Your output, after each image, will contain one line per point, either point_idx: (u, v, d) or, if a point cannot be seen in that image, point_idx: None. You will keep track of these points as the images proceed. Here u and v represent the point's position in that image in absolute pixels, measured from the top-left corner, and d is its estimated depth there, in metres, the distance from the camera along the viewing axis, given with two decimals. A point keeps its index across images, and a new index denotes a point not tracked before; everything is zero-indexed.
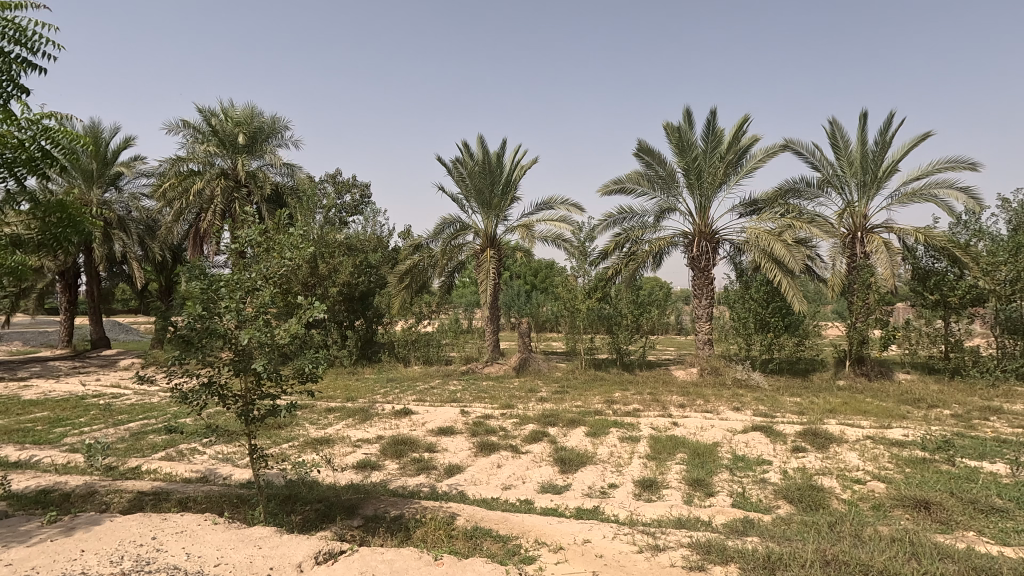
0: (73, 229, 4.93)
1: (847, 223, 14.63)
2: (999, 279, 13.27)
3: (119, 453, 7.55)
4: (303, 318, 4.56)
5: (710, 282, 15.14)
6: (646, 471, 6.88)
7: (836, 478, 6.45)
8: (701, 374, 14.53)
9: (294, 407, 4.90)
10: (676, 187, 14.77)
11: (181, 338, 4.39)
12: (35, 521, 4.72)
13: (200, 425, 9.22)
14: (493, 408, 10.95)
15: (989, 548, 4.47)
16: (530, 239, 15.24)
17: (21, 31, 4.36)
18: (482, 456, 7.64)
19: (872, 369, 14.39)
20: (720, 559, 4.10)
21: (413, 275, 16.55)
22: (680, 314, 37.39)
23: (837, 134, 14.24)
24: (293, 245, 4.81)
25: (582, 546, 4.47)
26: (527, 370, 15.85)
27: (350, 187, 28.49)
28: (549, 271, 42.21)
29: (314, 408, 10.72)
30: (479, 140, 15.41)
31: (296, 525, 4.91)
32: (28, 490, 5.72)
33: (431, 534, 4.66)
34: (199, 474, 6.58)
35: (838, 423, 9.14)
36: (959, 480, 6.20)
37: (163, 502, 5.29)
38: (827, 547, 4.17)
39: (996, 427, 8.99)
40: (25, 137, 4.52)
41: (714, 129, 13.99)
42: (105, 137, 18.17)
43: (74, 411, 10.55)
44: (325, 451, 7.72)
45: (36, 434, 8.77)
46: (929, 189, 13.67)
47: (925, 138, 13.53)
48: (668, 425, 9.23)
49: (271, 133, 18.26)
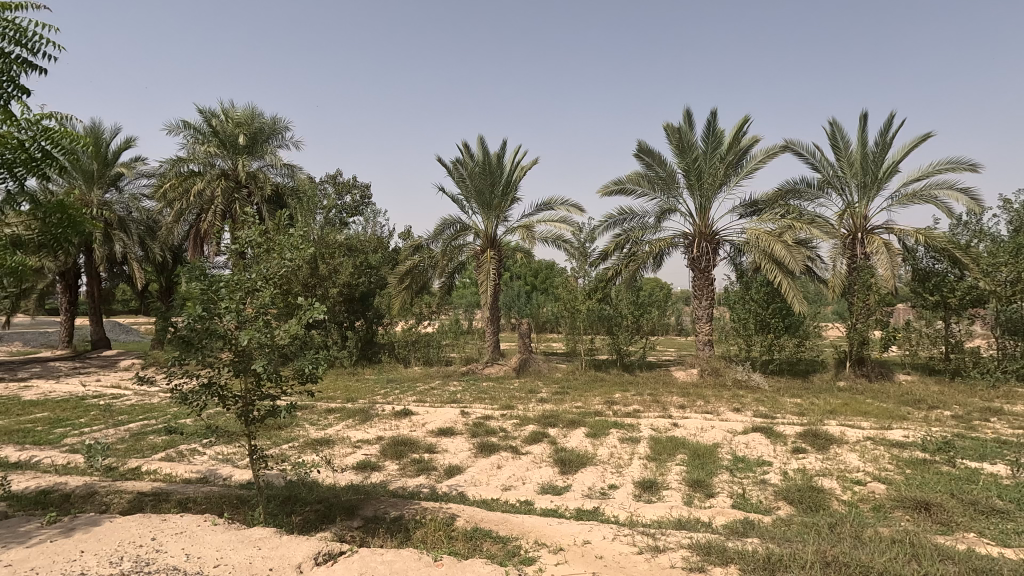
0: (73, 230, 4.94)
1: (847, 224, 14.61)
2: (1000, 280, 13.24)
3: (119, 454, 7.55)
4: (303, 318, 4.55)
5: (710, 282, 15.13)
6: (646, 472, 6.88)
7: (835, 480, 6.43)
8: (701, 374, 14.55)
9: (294, 407, 4.89)
10: (676, 187, 14.75)
11: (181, 338, 4.42)
12: (35, 522, 4.72)
13: (200, 425, 9.25)
14: (494, 409, 10.97)
15: (990, 549, 4.47)
16: (530, 240, 15.24)
17: (21, 32, 4.37)
18: (482, 457, 7.66)
19: (873, 370, 14.41)
20: (720, 560, 4.09)
21: (413, 276, 16.57)
22: (680, 315, 37.50)
23: (837, 135, 14.25)
24: (293, 246, 4.81)
25: (582, 547, 4.47)
26: (528, 371, 15.82)
27: (351, 187, 28.56)
28: (549, 272, 42.27)
29: (315, 408, 10.78)
30: (479, 140, 15.40)
31: (296, 525, 4.92)
32: (28, 490, 5.72)
33: (431, 535, 4.66)
34: (199, 475, 6.60)
35: (839, 424, 9.16)
36: (959, 480, 6.21)
37: (163, 502, 5.30)
38: (827, 548, 4.17)
39: (996, 428, 9.03)
40: (25, 137, 4.51)
41: (714, 130, 14.00)
42: (106, 137, 18.19)
43: (75, 411, 10.61)
44: (325, 451, 7.75)
45: (37, 434, 8.82)
46: (929, 190, 13.67)
47: (925, 138, 13.54)
48: (668, 425, 9.25)
49: (272, 133, 18.22)
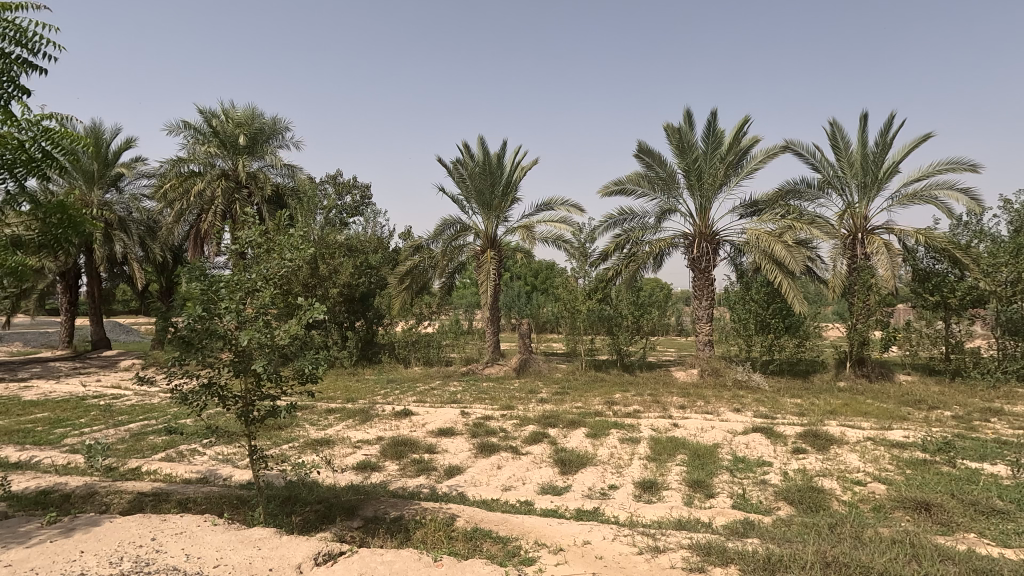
0: (73, 230, 4.94)
1: (848, 224, 14.60)
2: (1000, 281, 13.21)
3: (119, 454, 7.55)
4: (303, 318, 4.55)
5: (710, 283, 15.12)
6: (646, 472, 6.88)
7: (835, 480, 6.43)
8: (701, 375, 14.55)
9: (294, 407, 4.88)
10: (676, 187, 14.75)
11: (181, 339, 4.43)
12: (35, 522, 4.72)
13: (200, 425, 9.25)
14: (494, 409, 10.99)
15: (990, 549, 4.47)
16: (530, 240, 15.24)
17: (22, 32, 4.37)
18: (482, 457, 7.66)
19: (873, 370, 14.42)
20: (720, 560, 4.09)
21: (413, 276, 16.58)
22: (681, 316, 37.50)
23: (837, 135, 14.25)
24: (293, 246, 4.80)
25: (582, 547, 4.47)
26: (528, 371, 15.82)
27: (351, 188, 28.58)
28: (549, 273, 42.31)
29: (315, 408, 10.79)
30: (479, 140, 15.40)
31: (296, 526, 4.92)
32: (28, 490, 5.72)
33: (431, 535, 4.66)
34: (199, 475, 6.60)
35: (839, 424, 9.16)
36: (959, 481, 6.20)
37: (163, 502, 5.30)
38: (827, 549, 4.17)
39: (997, 428, 9.02)
40: (25, 138, 4.51)
41: (714, 131, 14.00)
42: (106, 138, 18.21)
43: (76, 411, 10.63)
44: (325, 452, 7.75)
45: (37, 434, 8.83)
46: (930, 190, 13.67)
47: (926, 138, 13.53)
48: (668, 425, 9.26)
49: (272, 133, 18.23)
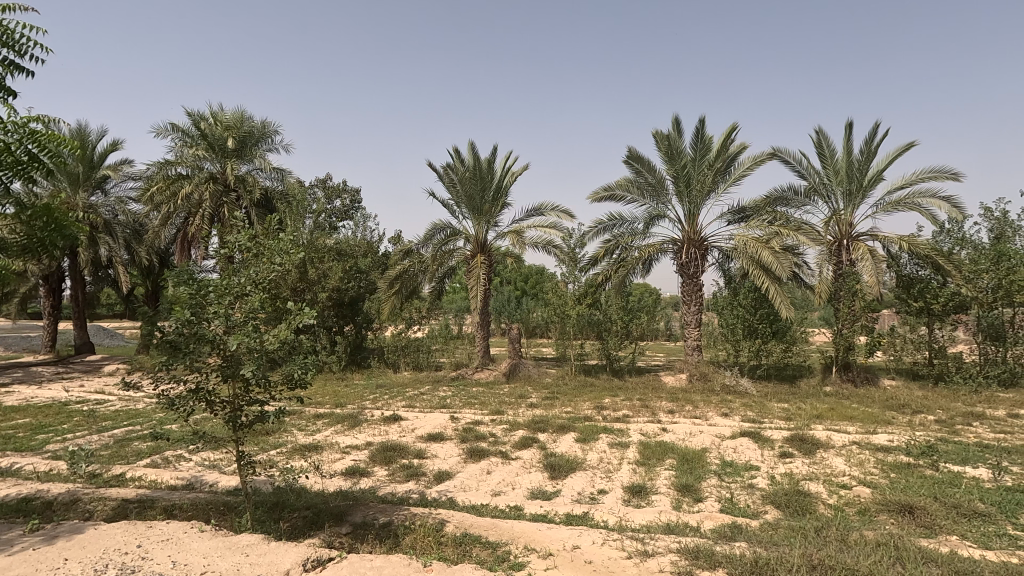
0: (59, 233, 4.86)
1: (833, 231, 14.82)
2: (982, 287, 13.59)
3: (104, 460, 7.44)
4: (292, 323, 4.51)
5: (698, 289, 15.23)
6: (635, 477, 6.90)
7: (822, 484, 6.52)
8: (690, 380, 14.62)
9: (282, 413, 4.80)
10: (665, 194, 14.86)
11: (169, 343, 4.39)
12: (17, 529, 4.65)
13: (186, 432, 9.10)
14: (483, 414, 10.95)
15: (971, 551, 4.56)
16: (521, 245, 15.27)
17: (8, 34, 4.33)
18: (471, 463, 7.62)
19: (859, 375, 14.56)
20: (708, 564, 4.13)
21: (403, 280, 16.45)
22: (669, 320, 37.97)
23: (823, 143, 14.49)
24: (283, 250, 4.81)
25: (571, 552, 4.49)
26: (518, 376, 15.79)
27: (340, 192, 28.49)
28: (540, 277, 42.64)
29: (303, 414, 10.65)
30: (469, 147, 15.41)
31: (284, 532, 4.89)
32: (8, 498, 5.60)
33: (420, 541, 4.65)
34: (185, 482, 6.49)
35: (825, 429, 9.26)
36: (942, 484, 6.31)
37: (148, 510, 5.22)
38: (813, 552, 4.22)
39: (978, 432, 9.19)
40: (10, 141, 4.45)
41: (702, 137, 14.13)
42: (92, 139, 17.99)
43: (56, 418, 10.38)
44: (314, 458, 7.67)
45: (17, 441, 8.61)
46: (913, 198, 13.94)
47: (909, 147, 13.80)
48: (657, 430, 9.33)
49: (261, 136, 18.12)
